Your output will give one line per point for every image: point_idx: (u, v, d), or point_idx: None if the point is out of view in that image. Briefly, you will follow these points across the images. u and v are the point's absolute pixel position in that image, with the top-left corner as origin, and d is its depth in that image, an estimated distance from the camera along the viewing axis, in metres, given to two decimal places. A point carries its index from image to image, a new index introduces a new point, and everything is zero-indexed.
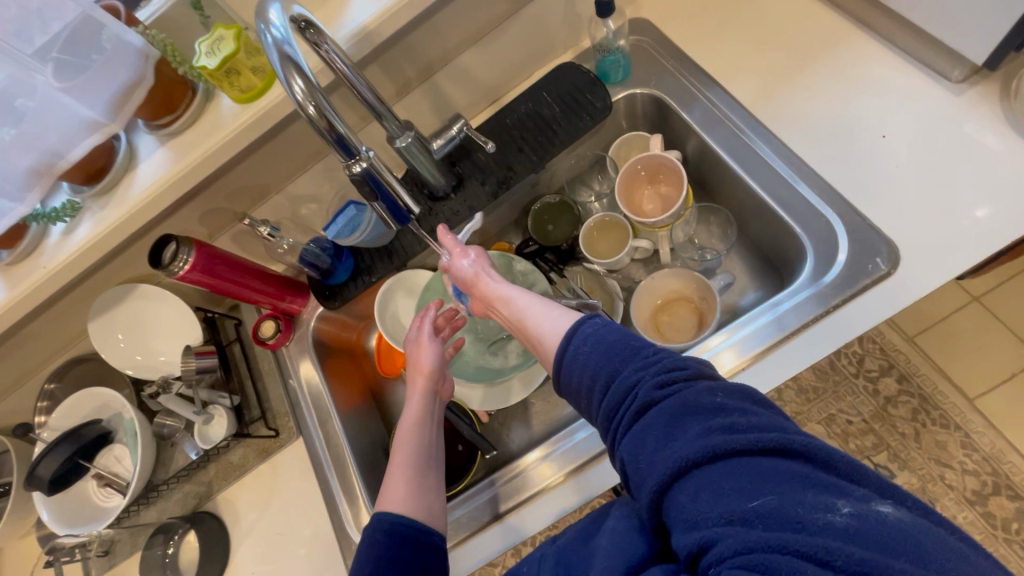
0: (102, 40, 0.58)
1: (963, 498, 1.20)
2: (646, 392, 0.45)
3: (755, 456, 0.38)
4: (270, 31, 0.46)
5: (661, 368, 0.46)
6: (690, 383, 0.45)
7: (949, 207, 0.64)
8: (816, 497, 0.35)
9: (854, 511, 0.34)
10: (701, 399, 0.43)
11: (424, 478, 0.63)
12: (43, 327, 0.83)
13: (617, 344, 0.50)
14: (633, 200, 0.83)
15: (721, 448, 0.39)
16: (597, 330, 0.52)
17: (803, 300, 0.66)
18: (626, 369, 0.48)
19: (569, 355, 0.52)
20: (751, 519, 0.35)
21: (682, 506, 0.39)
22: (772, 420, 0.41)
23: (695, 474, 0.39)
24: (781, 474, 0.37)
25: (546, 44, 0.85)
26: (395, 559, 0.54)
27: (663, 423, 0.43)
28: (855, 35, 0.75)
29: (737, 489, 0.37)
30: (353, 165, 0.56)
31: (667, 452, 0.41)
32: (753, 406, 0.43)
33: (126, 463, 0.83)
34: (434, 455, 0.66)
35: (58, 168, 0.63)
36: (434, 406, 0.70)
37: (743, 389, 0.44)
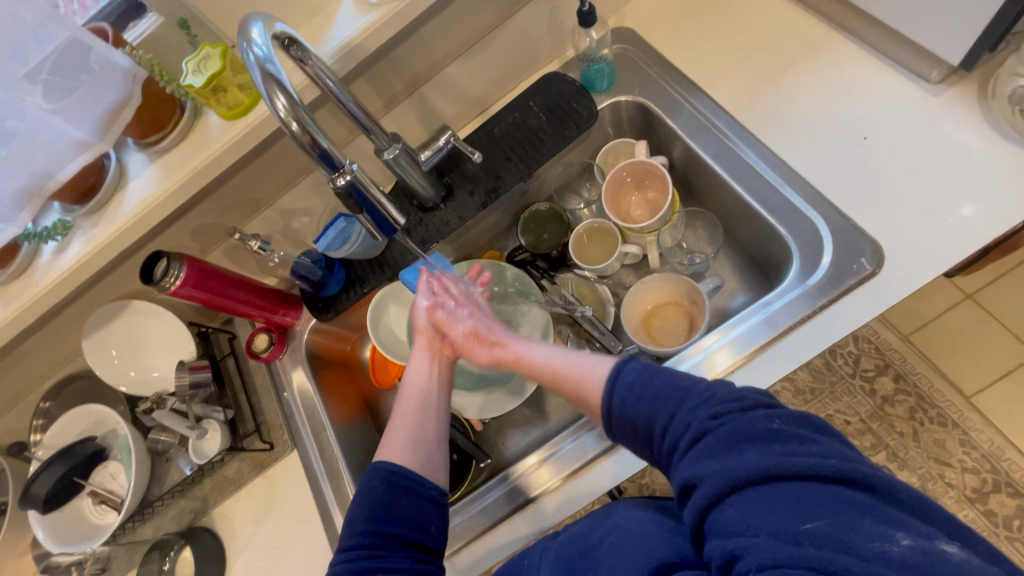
0: (90, 62, 0.59)
1: (964, 496, 1.20)
2: (700, 423, 0.46)
3: (812, 479, 0.38)
4: (253, 50, 0.47)
5: (717, 399, 0.47)
6: (747, 411, 0.44)
7: (935, 207, 0.65)
8: (874, 526, 0.35)
9: (913, 544, 0.34)
10: (758, 425, 0.43)
11: (423, 428, 0.65)
12: (37, 345, 0.84)
13: (665, 388, 0.51)
14: (620, 206, 0.83)
15: (777, 470, 0.39)
16: (638, 376, 0.54)
17: (794, 300, 0.66)
18: (683, 411, 0.48)
19: (617, 405, 0.54)
20: (801, 538, 0.35)
21: (727, 518, 0.39)
22: (833, 449, 0.40)
23: (745, 492, 0.39)
24: (839, 501, 0.36)
25: (531, 54, 0.86)
26: (389, 509, 0.56)
27: (718, 446, 0.43)
28: (833, 39, 0.76)
29: (789, 509, 0.37)
30: (337, 179, 0.56)
31: (718, 469, 0.42)
32: (813, 433, 0.42)
33: (120, 479, 0.83)
34: (435, 409, 0.69)
35: (48, 188, 0.63)
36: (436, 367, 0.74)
37: (806, 417, 0.43)
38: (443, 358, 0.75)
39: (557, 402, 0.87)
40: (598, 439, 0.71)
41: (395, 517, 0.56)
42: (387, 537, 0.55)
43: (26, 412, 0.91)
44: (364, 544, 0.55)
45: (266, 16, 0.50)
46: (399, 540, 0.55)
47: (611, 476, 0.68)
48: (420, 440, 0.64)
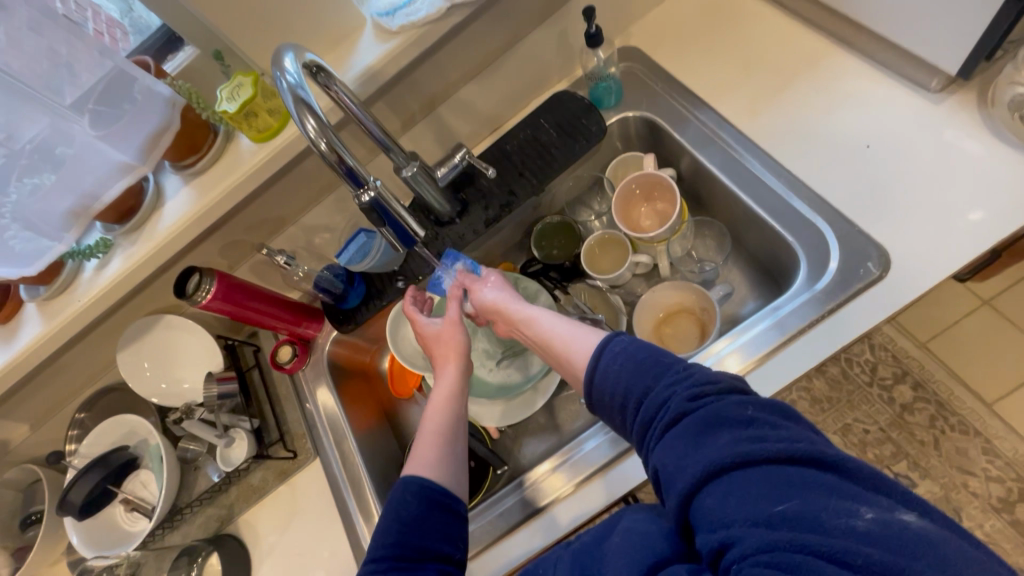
0: (134, 92, 0.64)
1: (990, 505, 1.18)
2: (678, 404, 0.47)
3: (784, 464, 0.40)
4: (286, 78, 0.51)
5: (694, 381, 0.48)
6: (722, 396, 0.46)
7: (939, 212, 0.66)
8: (839, 504, 0.37)
9: (876, 517, 0.36)
10: (733, 411, 0.45)
11: (450, 445, 0.66)
12: (75, 358, 0.88)
13: (648, 360, 0.52)
14: (630, 216, 0.86)
15: (750, 456, 0.41)
16: (625, 348, 0.55)
17: (802, 305, 0.68)
18: (659, 385, 0.50)
19: (600, 371, 0.55)
20: (776, 522, 0.38)
21: (709, 508, 0.41)
22: (802, 433, 0.42)
23: (723, 479, 0.41)
24: (807, 481, 0.39)
25: (542, 74, 0.90)
26: (421, 523, 0.58)
27: (694, 431, 0.45)
28: (835, 53, 0.79)
29: (763, 493, 0.39)
30: (361, 195, 0.59)
31: (696, 458, 0.43)
32: (783, 420, 0.44)
33: (151, 487, 0.86)
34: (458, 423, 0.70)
35: (93, 209, 0.68)
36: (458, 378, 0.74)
37: (776, 403, 0.45)
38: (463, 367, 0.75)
39: (572, 410, 0.88)
40: (611, 444, 0.72)
41: (425, 532, 0.58)
42: (416, 552, 0.56)
43: (62, 424, 0.95)
44: (394, 555, 0.56)
45: (297, 47, 0.54)
46: (431, 553, 0.56)
47: (624, 482, 0.69)
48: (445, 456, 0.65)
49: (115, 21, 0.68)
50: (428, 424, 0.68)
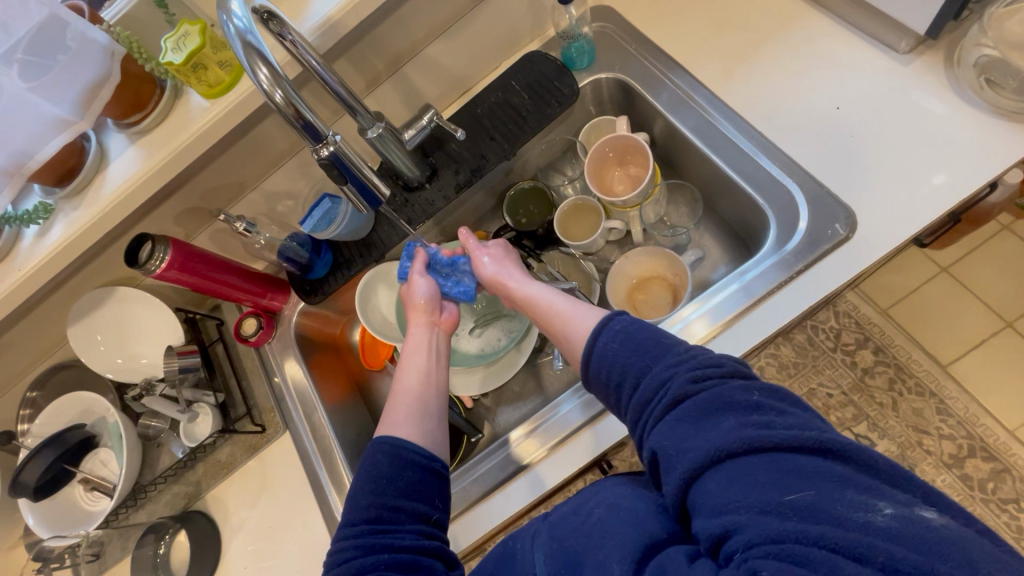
0: (67, 39, 0.59)
1: (941, 462, 1.24)
2: (680, 387, 0.50)
3: (793, 453, 0.41)
4: (232, 22, 0.47)
5: (697, 365, 0.50)
6: (725, 380, 0.49)
7: (902, 174, 0.67)
8: (856, 496, 0.38)
9: (894, 512, 0.37)
10: (738, 397, 0.47)
11: (427, 404, 0.68)
12: (22, 333, 0.83)
13: (648, 343, 0.55)
14: (603, 181, 0.85)
15: (759, 441, 0.43)
16: (624, 327, 0.57)
17: (769, 267, 0.68)
18: (658, 365, 0.53)
19: (598, 349, 0.57)
20: (786, 510, 0.39)
21: (713, 493, 0.43)
22: (808, 422, 0.45)
23: (730, 466, 0.43)
24: (820, 472, 0.40)
25: (512, 34, 0.87)
26: (395, 482, 0.59)
27: (699, 415, 0.47)
28: (807, 12, 0.78)
29: (772, 481, 0.41)
30: (320, 149, 0.56)
31: (703, 442, 0.45)
32: (787, 408, 0.46)
33: (112, 466, 0.83)
34: (432, 385, 0.71)
35: (28, 168, 0.62)
36: (433, 338, 0.76)
37: (778, 391, 0.48)
38: (439, 329, 0.77)
39: (546, 377, 0.88)
40: (583, 409, 0.72)
41: (400, 491, 0.58)
42: (393, 511, 0.57)
43: (16, 403, 0.91)
44: (370, 518, 0.56)
45: None
46: (406, 512, 0.57)
47: (596, 445, 0.70)
48: (424, 415, 0.67)
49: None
50: (404, 386, 0.70)
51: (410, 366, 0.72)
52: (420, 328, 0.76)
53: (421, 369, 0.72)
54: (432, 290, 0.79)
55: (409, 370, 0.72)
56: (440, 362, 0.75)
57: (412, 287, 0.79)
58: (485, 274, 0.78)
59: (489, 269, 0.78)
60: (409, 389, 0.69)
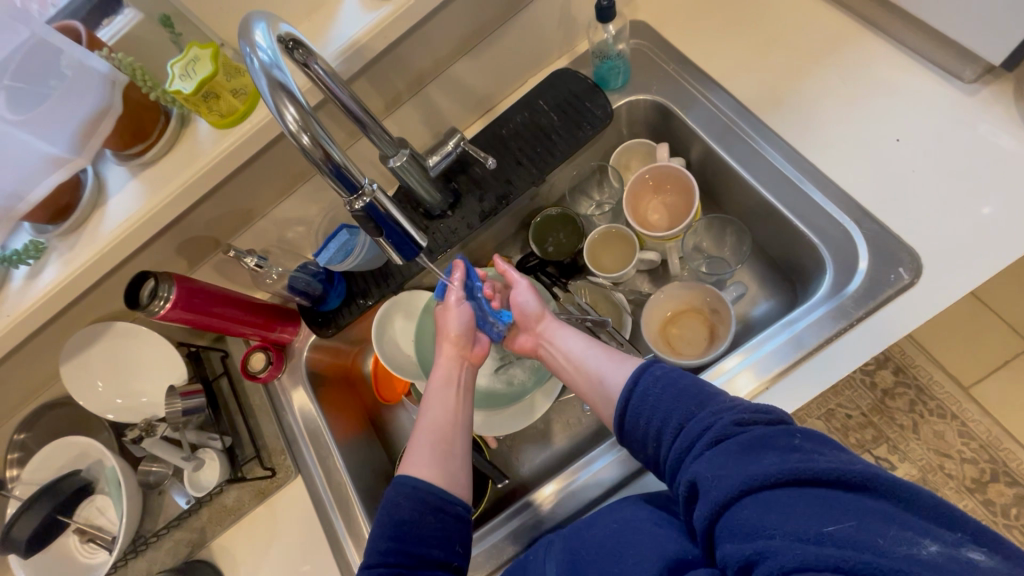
0: (61, 67, 0.54)
1: (963, 486, 1.19)
2: (723, 427, 0.48)
3: (835, 488, 0.40)
4: (258, 55, 0.42)
5: (742, 409, 0.49)
6: (770, 424, 0.47)
7: (969, 214, 0.63)
8: (900, 533, 0.36)
9: (940, 550, 0.36)
10: (780, 438, 0.45)
11: (451, 443, 0.63)
12: (10, 373, 0.76)
13: (691, 388, 0.54)
14: (639, 209, 0.80)
15: (798, 473, 0.41)
16: (665, 373, 0.56)
17: (823, 316, 0.64)
18: (703, 412, 0.51)
19: (637, 396, 0.56)
20: (823, 539, 0.37)
21: (746, 519, 0.41)
22: (855, 459, 0.43)
23: (766, 495, 0.42)
24: (862, 508, 0.38)
25: (541, 50, 0.81)
26: (414, 530, 0.54)
27: (739, 451, 0.46)
28: (860, 34, 0.73)
29: (810, 513, 0.39)
30: (354, 203, 0.50)
31: (739, 472, 0.44)
32: (832, 451, 0.44)
33: (110, 514, 0.77)
34: (456, 424, 0.65)
35: (19, 210, 0.58)
36: (461, 372, 0.71)
37: (826, 437, 0.46)
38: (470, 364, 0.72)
39: (574, 415, 0.84)
40: (620, 466, 0.68)
41: (422, 538, 0.54)
42: (411, 558, 0.53)
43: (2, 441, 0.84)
44: (389, 562, 0.52)
45: (270, 16, 0.45)
46: (425, 560, 0.53)
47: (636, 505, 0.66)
48: (445, 454, 0.62)
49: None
50: (425, 423, 0.65)
51: (434, 400, 0.67)
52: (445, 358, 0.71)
53: (446, 404, 0.67)
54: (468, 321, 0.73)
55: (433, 404, 0.66)
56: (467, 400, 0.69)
57: (447, 316, 0.73)
58: (526, 309, 0.74)
59: (530, 303, 0.74)
60: (432, 426, 0.64)
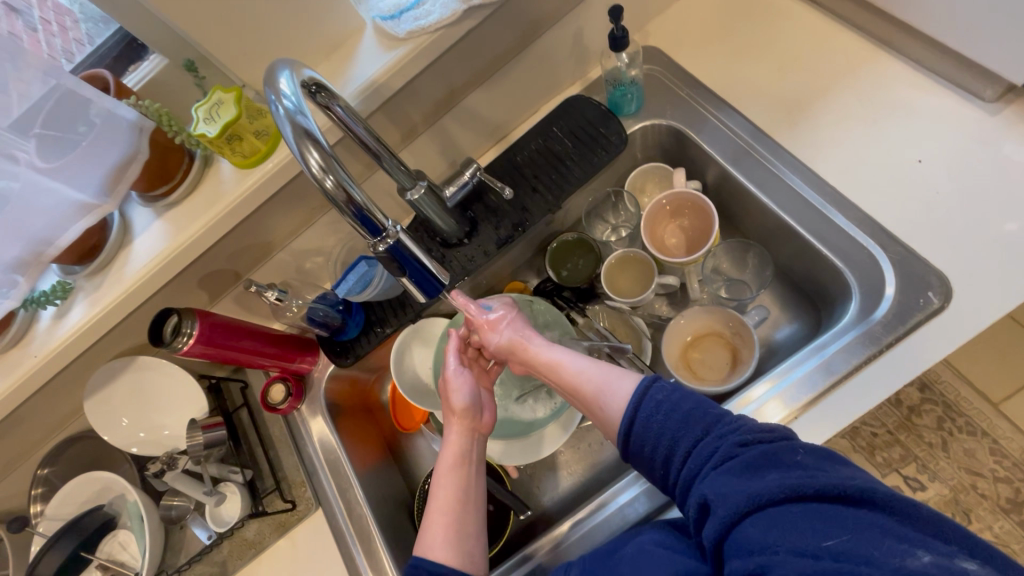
0: (91, 114, 0.56)
1: (998, 506, 1.10)
2: (727, 448, 0.46)
3: (837, 503, 0.39)
4: (282, 103, 0.43)
5: (746, 429, 0.47)
6: (775, 443, 0.45)
7: (997, 233, 0.62)
8: (894, 544, 0.36)
9: (932, 560, 0.36)
10: (783, 455, 0.44)
11: (466, 518, 0.58)
12: (35, 409, 0.77)
13: (693, 411, 0.51)
14: (656, 234, 0.79)
15: (800, 489, 0.40)
16: (667, 396, 0.52)
17: (851, 343, 0.62)
18: (708, 435, 0.48)
19: (641, 422, 0.52)
20: (822, 554, 0.37)
21: (750, 536, 0.40)
22: (854, 473, 0.42)
23: (770, 511, 0.40)
24: (860, 521, 0.38)
25: (554, 79, 0.82)
26: None
27: (742, 469, 0.44)
28: (875, 55, 0.73)
29: (809, 527, 0.38)
30: (379, 244, 0.51)
31: (742, 489, 0.42)
32: (833, 464, 0.43)
33: (132, 549, 0.76)
34: (473, 500, 0.60)
35: (48, 255, 0.60)
36: (473, 446, 0.65)
37: (827, 451, 0.44)
38: (480, 434, 0.66)
39: (596, 442, 0.82)
40: (648, 498, 0.66)
41: None
42: None
43: (25, 476, 0.85)
44: None
45: (293, 62, 0.46)
46: None
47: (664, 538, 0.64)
48: (462, 528, 0.58)
49: (68, 8, 0.65)
50: (439, 498, 0.59)
51: (444, 472, 0.61)
52: (451, 432, 0.65)
53: (458, 475, 0.61)
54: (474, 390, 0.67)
55: (443, 477, 0.61)
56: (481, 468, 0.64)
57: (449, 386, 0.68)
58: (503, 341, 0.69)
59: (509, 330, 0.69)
60: (449, 503, 0.59)
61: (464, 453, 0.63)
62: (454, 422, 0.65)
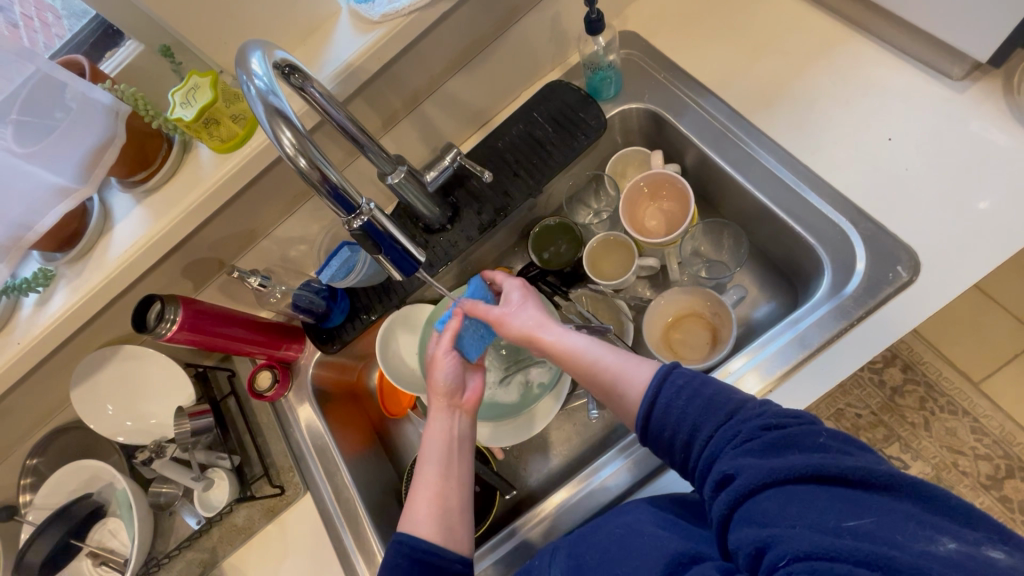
0: (66, 99, 0.57)
1: (979, 483, 1.13)
2: (748, 430, 0.46)
3: (860, 488, 0.39)
4: (253, 82, 0.43)
5: (770, 414, 0.46)
6: (799, 427, 0.44)
7: (965, 207, 0.63)
8: (918, 529, 0.36)
9: (958, 548, 0.35)
10: (804, 437, 0.43)
11: (451, 493, 0.59)
12: (21, 400, 0.77)
13: (715, 396, 0.50)
14: (636, 217, 0.80)
15: (823, 470, 0.40)
16: (687, 382, 0.52)
17: (824, 316, 0.64)
18: (730, 420, 0.48)
19: (661, 406, 0.51)
20: (843, 532, 0.37)
21: (766, 510, 0.41)
22: (878, 460, 0.42)
23: (788, 488, 0.41)
24: (884, 506, 0.38)
25: (533, 65, 0.83)
26: None
27: (763, 450, 0.44)
28: (847, 36, 0.74)
29: (831, 507, 0.38)
30: (353, 221, 0.52)
31: (761, 466, 0.43)
32: (857, 451, 0.43)
33: (122, 536, 0.77)
34: (459, 476, 0.61)
35: (27, 240, 0.60)
36: (457, 421, 0.65)
37: (850, 436, 0.44)
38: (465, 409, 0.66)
39: (580, 423, 0.84)
40: (630, 472, 0.68)
41: None
42: None
43: (13, 469, 0.85)
44: None
45: (265, 44, 0.47)
46: None
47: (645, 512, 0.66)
48: (450, 505, 0.59)
49: (50, 3, 0.67)
50: (425, 477, 0.60)
51: (430, 449, 0.62)
52: (437, 409, 0.65)
53: (443, 452, 0.62)
54: (457, 367, 0.67)
55: (430, 453, 0.62)
56: (467, 441, 0.65)
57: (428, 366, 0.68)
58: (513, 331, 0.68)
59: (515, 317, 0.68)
60: (436, 479, 0.60)
61: (449, 430, 0.64)
62: (440, 400, 0.65)
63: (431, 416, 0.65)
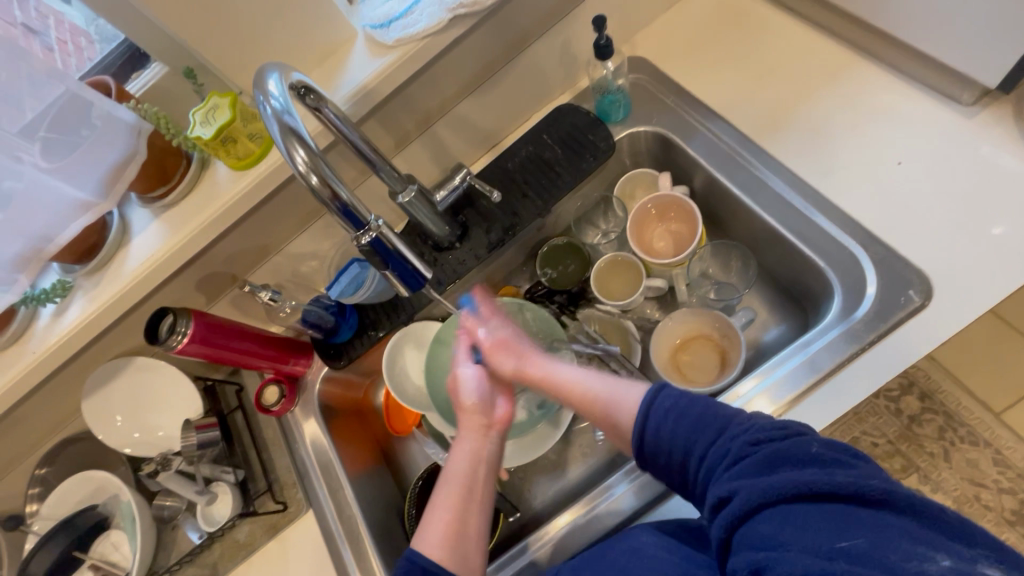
0: (92, 117, 0.59)
1: (1003, 518, 1.07)
2: (738, 448, 0.45)
3: (853, 503, 0.38)
4: (270, 103, 0.45)
5: (759, 428, 0.45)
6: (786, 438, 0.43)
7: (978, 231, 0.62)
8: (913, 547, 0.35)
9: (952, 565, 0.34)
10: (795, 450, 0.42)
11: (467, 514, 0.58)
12: (34, 408, 0.79)
13: (703, 414, 0.49)
14: (644, 237, 0.81)
15: (814, 486, 0.39)
16: (674, 404, 0.51)
17: (835, 339, 0.63)
18: (719, 437, 0.47)
19: (651, 430, 0.51)
20: (836, 555, 0.36)
21: (760, 533, 0.39)
22: (872, 470, 0.40)
23: (783, 508, 0.39)
24: (879, 522, 0.36)
25: (543, 88, 0.84)
26: None
27: (756, 467, 0.43)
28: (854, 62, 0.75)
29: (825, 527, 0.37)
30: (361, 237, 0.53)
31: (754, 486, 0.41)
32: (851, 459, 0.41)
33: (124, 549, 0.77)
34: (479, 497, 0.60)
35: (46, 252, 0.62)
36: (485, 442, 0.64)
37: (841, 442, 0.43)
38: (495, 429, 0.65)
39: (587, 445, 0.83)
40: (636, 495, 0.66)
41: None
42: None
43: (21, 478, 0.86)
44: None
45: (282, 65, 0.48)
46: None
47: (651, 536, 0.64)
48: (466, 527, 0.58)
49: (84, 29, 0.69)
50: (442, 497, 0.59)
51: (455, 468, 0.61)
52: (466, 429, 0.64)
53: (467, 473, 0.61)
54: (482, 384, 0.67)
55: (454, 473, 0.61)
56: (493, 463, 0.63)
57: (457, 386, 0.67)
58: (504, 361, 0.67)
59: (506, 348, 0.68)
60: (455, 500, 0.59)
61: (474, 453, 0.63)
62: (469, 419, 0.65)
63: (460, 435, 0.65)
